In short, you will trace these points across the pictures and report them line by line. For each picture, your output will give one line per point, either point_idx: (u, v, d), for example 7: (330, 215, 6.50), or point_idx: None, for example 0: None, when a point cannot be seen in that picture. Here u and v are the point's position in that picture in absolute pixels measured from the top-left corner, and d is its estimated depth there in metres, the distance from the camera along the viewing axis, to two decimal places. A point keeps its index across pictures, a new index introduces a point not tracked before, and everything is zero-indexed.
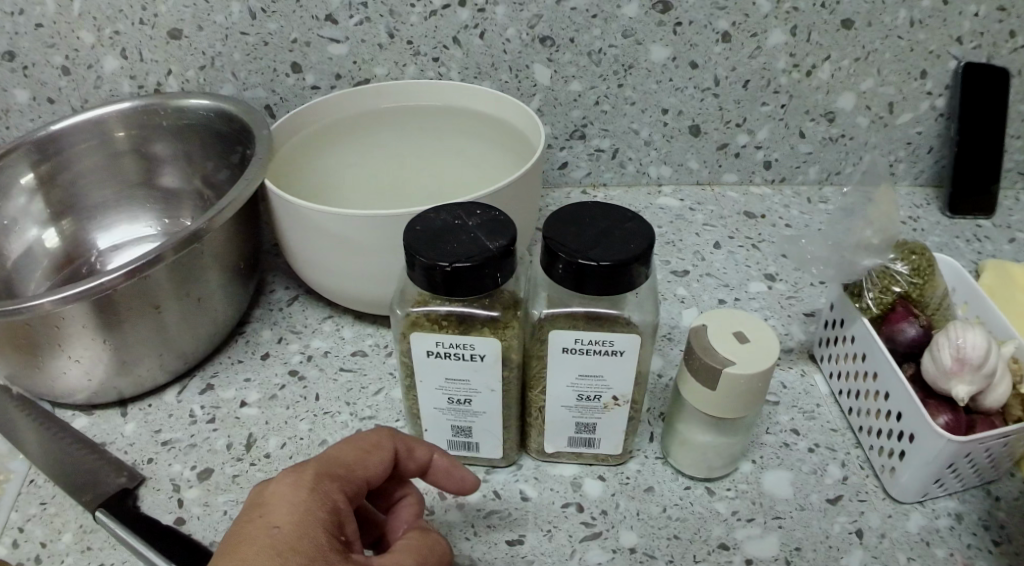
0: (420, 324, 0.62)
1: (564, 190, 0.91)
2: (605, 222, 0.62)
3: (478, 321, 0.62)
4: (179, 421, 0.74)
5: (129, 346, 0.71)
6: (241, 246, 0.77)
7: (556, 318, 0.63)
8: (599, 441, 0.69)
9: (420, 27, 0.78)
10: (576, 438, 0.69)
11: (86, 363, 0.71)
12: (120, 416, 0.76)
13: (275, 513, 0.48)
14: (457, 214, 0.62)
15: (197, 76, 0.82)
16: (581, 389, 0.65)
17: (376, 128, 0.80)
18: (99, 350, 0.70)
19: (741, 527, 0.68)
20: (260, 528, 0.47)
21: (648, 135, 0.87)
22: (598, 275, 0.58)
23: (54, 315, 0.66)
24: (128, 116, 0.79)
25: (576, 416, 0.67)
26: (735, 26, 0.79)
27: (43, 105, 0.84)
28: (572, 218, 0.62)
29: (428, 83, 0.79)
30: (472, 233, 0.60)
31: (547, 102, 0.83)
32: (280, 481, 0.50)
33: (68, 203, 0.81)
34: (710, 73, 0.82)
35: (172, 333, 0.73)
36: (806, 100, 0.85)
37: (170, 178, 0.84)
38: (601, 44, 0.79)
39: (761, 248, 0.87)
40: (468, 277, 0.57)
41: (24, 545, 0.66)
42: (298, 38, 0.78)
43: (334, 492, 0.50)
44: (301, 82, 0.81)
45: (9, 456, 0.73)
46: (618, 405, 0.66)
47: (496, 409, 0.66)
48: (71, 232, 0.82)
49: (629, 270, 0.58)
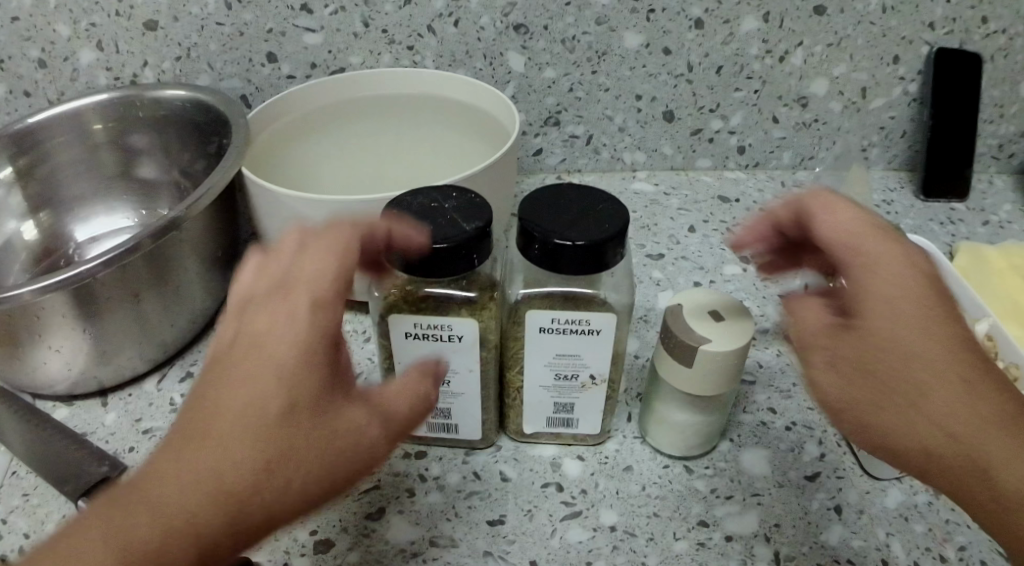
0: (398, 307, 0.62)
1: (540, 176, 0.92)
2: (581, 204, 0.62)
3: (456, 302, 0.62)
4: (160, 410, 0.75)
5: (109, 335, 0.71)
6: (220, 236, 0.77)
7: (532, 300, 0.63)
8: (577, 420, 0.70)
9: (395, 15, 0.78)
10: (555, 418, 0.70)
11: (66, 353, 0.71)
12: (101, 406, 0.76)
13: (252, 363, 0.48)
14: (433, 197, 0.61)
15: (173, 67, 0.82)
16: (559, 368, 0.66)
17: (351, 118, 0.80)
18: (78, 341, 0.70)
19: (720, 504, 0.69)
20: (237, 374, 0.47)
21: (622, 121, 0.88)
22: (576, 256, 0.58)
23: (30, 308, 0.66)
24: (104, 108, 0.79)
25: (553, 396, 0.68)
26: (707, 13, 0.80)
27: (20, 99, 0.84)
28: (548, 200, 0.62)
29: (401, 71, 0.79)
30: (449, 214, 0.60)
31: (521, 88, 0.84)
32: (275, 318, 0.49)
33: (46, 195, 0.81)
34: (683, 60, 0.83)
35: (150, 323, 0.73)
36: (779, 86, 0.86)
37: (148, 169, 0.84)
38: (574, 31, 0.80)
39: None
40: (445, 263, 0.57)
41: (7, 536, 0.66)
42: (273, 27, 0.79)
43: (308, 305, 0.50)
44: (276, 72, 0.82)
45: None
46: (596, 384, 0.67)
47: (474, 389, 0.67)
48: (51, 224, 0.82)
49: (604, 252, 0.59)
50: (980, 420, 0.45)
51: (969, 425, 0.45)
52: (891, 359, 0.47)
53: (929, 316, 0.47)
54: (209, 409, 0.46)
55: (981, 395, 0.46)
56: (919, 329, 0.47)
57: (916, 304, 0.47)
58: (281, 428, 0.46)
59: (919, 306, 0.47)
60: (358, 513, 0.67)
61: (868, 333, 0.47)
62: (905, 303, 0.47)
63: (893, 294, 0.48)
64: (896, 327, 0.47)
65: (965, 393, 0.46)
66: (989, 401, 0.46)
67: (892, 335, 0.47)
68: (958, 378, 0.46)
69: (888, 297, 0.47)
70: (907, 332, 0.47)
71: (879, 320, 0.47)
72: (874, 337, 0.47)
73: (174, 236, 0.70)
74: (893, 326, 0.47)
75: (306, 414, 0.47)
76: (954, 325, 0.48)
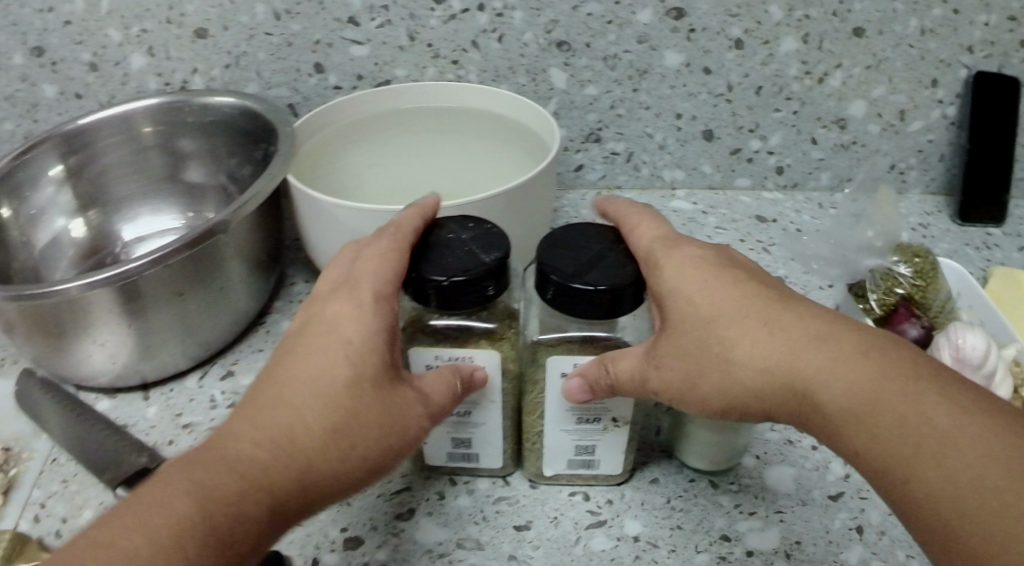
0: (418, 339, 0.63)
1: (580, 192, 0.93)
2: (599, 245, 0.62)
3: (476, 333, 0.63)
4: (199, 405, 0.79)
5: (151, 332, 0.74)
6: (265, 240, 0.80)
7: (553, 344, 0.63)
8: (598, 462, 0.69)
9: (440, 30, 0.81)
10: (576, 460, 0.69)
11: (110, 347, 0.74)
12: (142, 400, 0.80)
13: (324, 339, 0.55)
14: (449, 229, 0.63)
15: (223, 74, 0.85)
16: (580, 411, 0.65)
17: (396, 130, 0.83)
18: (125, 334, 0.73)
19: (743, 519, 0.70)
20: (306, 350, 0.55)
21: (662, 138, 0.88)
22: (594, 300, 0.57)
23: (79, 301, 0.69)
24: (153, 112, 0.82)
25: (575, 438, 0.67)
26: (747, 33, 0.81)
27: (71, 100, 0.88)
28: (565, 240, 0.62)
29: (445, 84, 0.82)
30: (465, 244, 0.61)
31: (563, 104, 0.85)
32: (340, 304, 0.57)
33: (95, 195, 0.85)
34: (723, 79, 0.84)
35: (193, 321, 0.76)
36: (818, 107, 0.87)
37: (195, 173, 0.87)
38: (616, 49, 0.82)
39: (772, 252, 0.87)
40: (461, 294, 0.59)
41: (44, 521, 0.71)
42: (321, 39, 0.81)
43: (367, 296, 0.57)
44: (323, 82, 0.84)
45: (33, 436, 0.80)
46: (618, 425, 0.66)
47: (495, 420, 0.67)
48: (98, 222, 0.86)
49: (625, 296, 0.58)
50: (866, 398, 0.48)
51: (859, 404, 0.48)
52: (763, 356, 0.52)
53: (729, 304, 0.55)
54: (274, 393, 0.53)
55: (870, 375, 0.49)
56: (769, 324, 0.53)
57: (720, 292, 0.56)
58: (347, 399, 0.53)
59: (741, 304, 0.55)
60: (388, 512, 0.69)
61: (712, 326, 0.54)
62: (772, 312, 0.54)
63: (725, 300, 0.55)
64: (724, 320, 0.54)
65: (856, 369, 0.49)
66: (881, 381, 0.48)
67: (733, 331, 0.54)
68: (838, 364, 0.50)
69: (720, 303, 0.55)
70: (748, 325, 0.54)
71: (675, 316, 0.57)
72: (690, 324, 0.55)
73: (220, 241, 0.73)
74: (689, 308, 0.56)
75: (362, 400, 0.53)
76: (821, 326, 0.52)
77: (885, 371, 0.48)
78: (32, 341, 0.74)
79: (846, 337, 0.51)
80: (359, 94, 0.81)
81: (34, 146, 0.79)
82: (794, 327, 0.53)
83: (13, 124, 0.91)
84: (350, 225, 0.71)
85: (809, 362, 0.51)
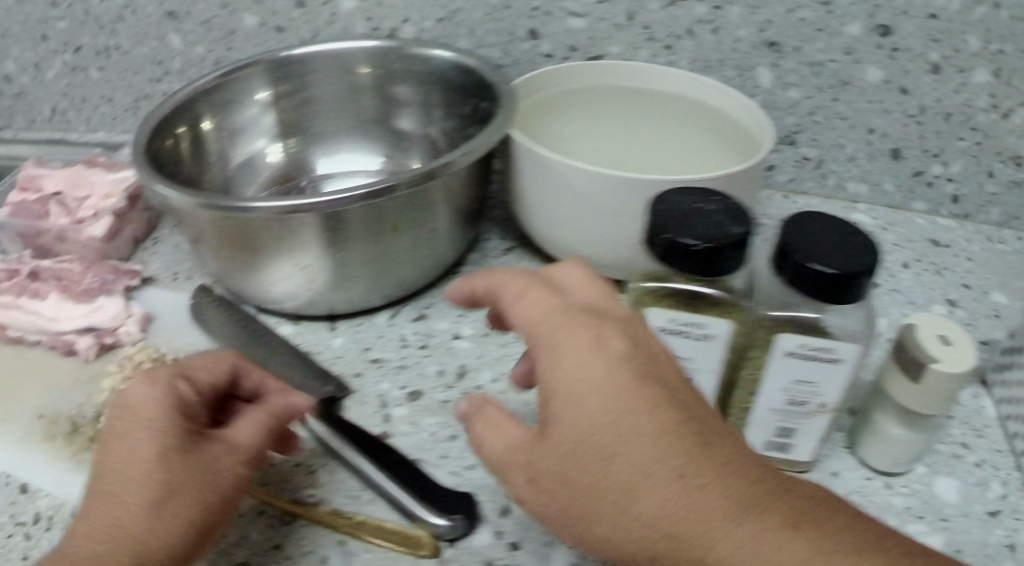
0: (652, 300, 0.64)
1: (769, 191, 0.97)
2: (838, 236, 0.62)
3: (707, 300, 0.63)
4: (389, 342, 0.75)
5: (343, 266, 0.74)
6: (472, 191, 0.80)
7: (777, 321, 0.63)
8: (793, 445, 0.71)
9: (660, 14, 0.83)
10: (772, 440, 0.70)
11: (307, 271, 0.74)
12: (327, 329, 0.79)
13: (127, 430, 0.52)
14: (695, 196, 0.64)
15: (434, 28, 0.87)
16: (792, 392, 0.66)
17: (606, 102, 0.85)
18: (319, 262, 0.74)
19: (912, 521, 0.71)
20: (112, 466, 0.52)
21: (853, 151, 0.92)
22: (825, 282, 0.58)
23: (283, 220, 0.70)
24: (370, 54, 0.81)
25: (778, 418, 0.68)
26: (945, 59, 0.83)
27: (271, 33, 0.90)
28: (803, 225, 0.62)
29: (655, 67, 0.82)
30: (712, 213, 0.62)
31: (765, 103, 0.88)
32: (136, 388, 0.54)
33: (294, 125, 0.86)
34: (916, 102, 0.86)
35: (387, 263, 0.76)
36: (999, 141, 0.87)
37: (406, 121, 0.87)
38: (823, 57, 0.84)
39: (944, 275, 0.90)
40: (704, 257, 0.60)
41: None
42: (539, 6, 0.83)
43: (184, 423, 0.54)
44: (535, 49, 0.87)
45: (212, 350, 0.78)
46: (823, 412, 0.67)
47: (710, 390, 0.68)
48: (297, 150, 0.87)
49: (856, 284, 0.58)
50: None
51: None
52: (679, 489, 0.46)
53: (611, 391, 0.47)
54: (99, 501, 0.51)
55: (764, 553, 0.45)
56: (669, 439, 0.47)
57: (605, 365, 0.48)
58: (144, 494, 0.50)
59: (617, 396, 0.47)
60: None
61: (584, 440, 0.47)
62: (672, 435, 0.47)
63: (617, 389, 0.47)
64: (579, 380, 0.48)
65: (716, 516, 0.45)
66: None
67: (584, 420, 0.47)
68: (692, 517, 0.45)
69: (582, 392, 0.47)
70: (629, 426, 0.47)
71: (557, 394, 0.48)
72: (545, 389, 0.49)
73: (433, 186, 0.73)
74: (560, 392, 0.48)
75: (155, 478, 0.51)
76: (642, 445, 0.46)
77: (819, 550, 0.45)
78: (224, 256, 0.75)
79: (770, 484, 0.47)
80: (575, 62, 0.82)
81: (245, 67, 0.79)
82: (621, 424, 0.47)
83: (206, 45, 0.92)
84: (576, 186, 0.71)
85: (732, 533, 0.45)
